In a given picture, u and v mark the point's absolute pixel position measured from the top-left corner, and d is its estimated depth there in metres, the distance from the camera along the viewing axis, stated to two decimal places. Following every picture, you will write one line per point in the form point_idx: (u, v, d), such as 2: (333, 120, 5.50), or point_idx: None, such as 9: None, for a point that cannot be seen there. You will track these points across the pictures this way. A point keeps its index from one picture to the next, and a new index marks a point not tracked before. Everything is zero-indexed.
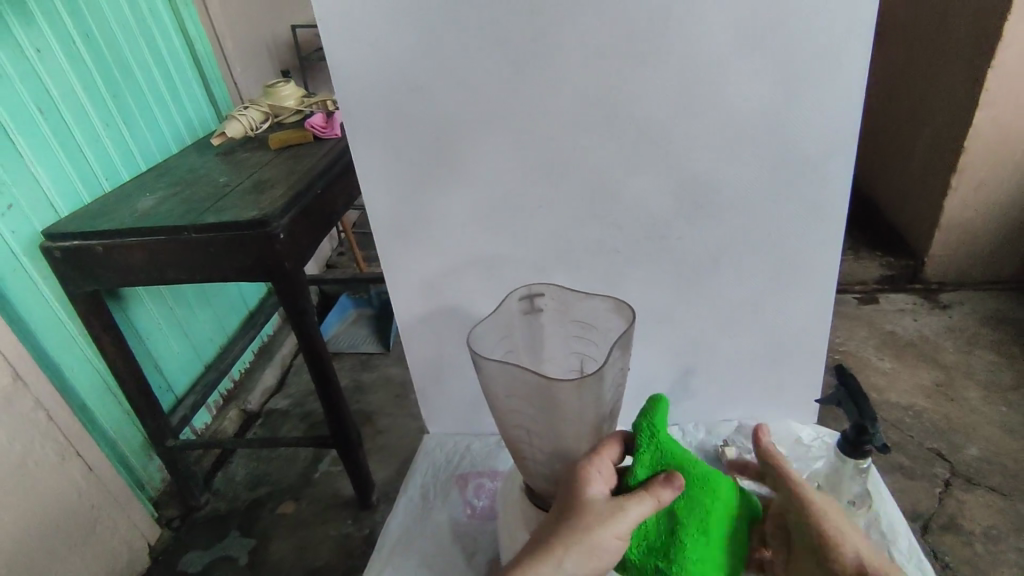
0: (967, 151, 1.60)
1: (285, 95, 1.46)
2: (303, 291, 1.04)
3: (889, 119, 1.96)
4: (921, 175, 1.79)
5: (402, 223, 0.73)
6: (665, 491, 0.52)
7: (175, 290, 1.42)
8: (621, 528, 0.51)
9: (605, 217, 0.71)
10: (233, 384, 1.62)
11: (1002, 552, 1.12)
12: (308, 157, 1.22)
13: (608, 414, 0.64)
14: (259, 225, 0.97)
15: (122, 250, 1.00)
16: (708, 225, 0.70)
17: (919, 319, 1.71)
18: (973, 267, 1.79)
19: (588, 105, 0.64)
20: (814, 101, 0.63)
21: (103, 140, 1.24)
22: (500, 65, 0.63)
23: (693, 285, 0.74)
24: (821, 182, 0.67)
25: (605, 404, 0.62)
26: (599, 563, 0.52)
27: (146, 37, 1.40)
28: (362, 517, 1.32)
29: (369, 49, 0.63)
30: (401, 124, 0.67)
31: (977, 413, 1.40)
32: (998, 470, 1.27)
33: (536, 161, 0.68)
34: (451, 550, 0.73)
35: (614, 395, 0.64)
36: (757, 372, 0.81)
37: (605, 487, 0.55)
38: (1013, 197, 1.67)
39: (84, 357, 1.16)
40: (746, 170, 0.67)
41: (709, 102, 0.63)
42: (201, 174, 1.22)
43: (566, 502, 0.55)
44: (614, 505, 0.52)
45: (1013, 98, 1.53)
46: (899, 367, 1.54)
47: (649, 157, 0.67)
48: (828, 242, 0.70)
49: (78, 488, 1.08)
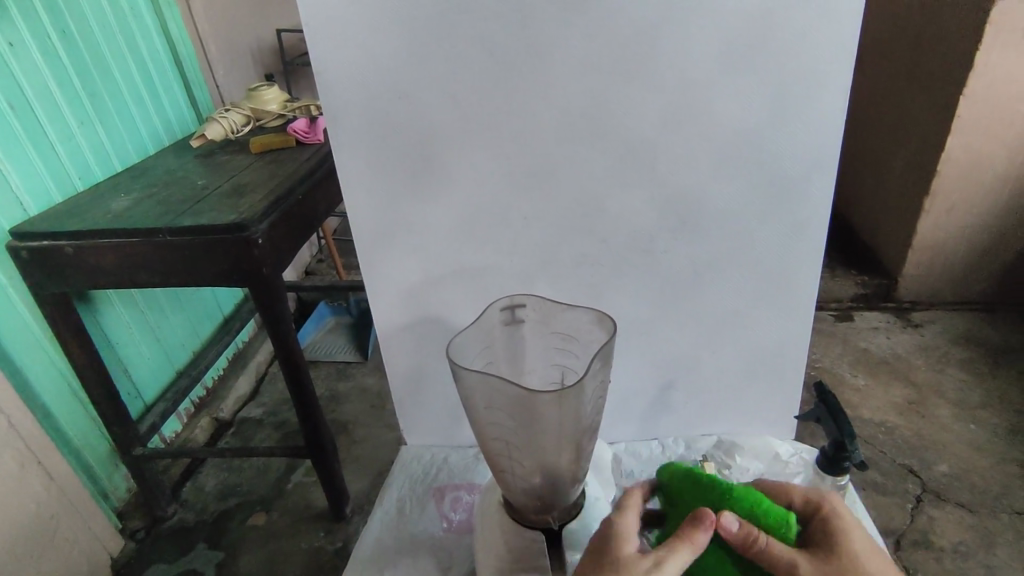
0: (940, 175, 1.65)
1: (267, 99, 1.44)
2: (281, 297, 1.01)
3: (865, 141, 2.01)
4: (895, 197, 1.84)
5: (385, 231, 0.72)
6: (699, 533, 0.49)
7: (146, 293, 1.38)
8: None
9: (591, 230, 0.70)
10: (205, 391, 1.58)
11: (971, 568, 1.14)
12: (290, 162, 1.20)
13: (590, 427, 0.63)
14: (238, 229, 0.95)
15: (93, 252, 0.97)
16: (691, 239, 0.71)
17: (892, 336, 1.74)
18: (943, 287, 1.83)
19: (576, 118, 0.64)
20: (797, 122, 0.64)
21: (78, 139, 1.21)
22: (489, 76, 0.63)
23: (676, 298, 0.74)
24: (802, 201, 0.68)
25: (587, 417, 0.61)
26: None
27: (126, 36, 1.38)
28: (334, 529, 1.29)
29: (357, 55, 0.63)
30: (387, 132, 0.66)
31: (947, 430, 1.42)
32: (967, 486, 1.29)
33: (522, 173, 0.67)
34: (426, 565, 0.72)
35: (596, 408, 0.63)
36: (738, 387, 0.81)
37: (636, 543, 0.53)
38: (982, 220, 1.72)
39: (50, 362, 1.13)
40: (730, 187, 0.67)
41: (696, 120, 0.64)
42: (178, 175, 1.19)
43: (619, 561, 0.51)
44: (653, 557, 0.48)
45: (984, 125, 1.58)
46: (873, 385, 1.57)
47: (635, 171, 0.67)
48: (808, 260, 0.72)
49: (38, 498, 1.04)
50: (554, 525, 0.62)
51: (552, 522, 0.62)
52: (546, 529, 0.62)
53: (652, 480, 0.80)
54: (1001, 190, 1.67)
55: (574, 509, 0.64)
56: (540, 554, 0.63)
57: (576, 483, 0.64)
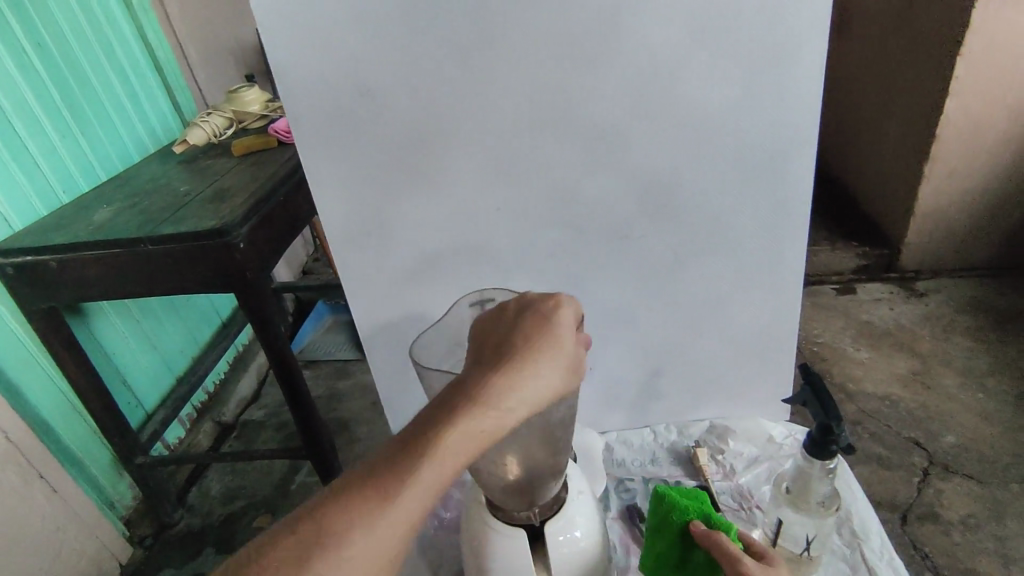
0: (939, 140, 1.61)
1: (248, 100, 1.43)
2: (268, 301, 1.01)
3: (861, 109, 1.97)
4: (894, 165, 1.80)
5: (357, 231, 0.70)
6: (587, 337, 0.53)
7: (141, 303, 1.38)
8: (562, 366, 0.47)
9: (566, 220, 0.69)
10: (207, 396, 1.59)
11: (981, 540, 1.13)
12: (270, 164, 1.19)
13: (566, 421, 0.58)
14: (218, 235, 0.94)
15: (77, 265, 0.97)
16: (670, 223, 0.69)
17: (895, 307, 1.71)
18: (947, 255, 1.80)
19: (545, 107, 0.63)
20: (770, 100, 0.62)
21: (59, 151, 1.21)
22: (451, 69, 0.61)
23: (659, 284, 0.73)
24: (782, 178, 0.66)
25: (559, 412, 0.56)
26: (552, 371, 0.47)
27: (103, 43, 1.36)
28: None
29: (314, 54, 0.60)
30: (352, 132, 0.64)
31: (953, 400, 1.40)
32: (975, 457, 1.27)
33: (494, 164, 0.66)
34: (418, 565, 0.72)
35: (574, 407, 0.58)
36: (728, 372, 0.79)
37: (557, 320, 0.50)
38: (983, 184, 1.68)
39: (47, 377, 1.13)
40: (707, 169, 0.66)
41: (668, 104, 0.62)
42: (161, 182, 1.19)
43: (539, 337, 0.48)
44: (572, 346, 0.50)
45: (980, 87, 1.54)
46: (876, 357, 1.54)
47: (606, 158, 0.65)
48: (792, 239, 0.70)
49: (42, 511, 1.05)
50: (538, 522, 0.60)
51: (535, 519, 0.60)
52: (529, 526, 0.60)
53: (644, 469, 0.81)
54: (1001, 152, 1.63)
55: (555, 505, 0.61)
56: (522, 554, 0.58)
57: (553, 478, 0.61)
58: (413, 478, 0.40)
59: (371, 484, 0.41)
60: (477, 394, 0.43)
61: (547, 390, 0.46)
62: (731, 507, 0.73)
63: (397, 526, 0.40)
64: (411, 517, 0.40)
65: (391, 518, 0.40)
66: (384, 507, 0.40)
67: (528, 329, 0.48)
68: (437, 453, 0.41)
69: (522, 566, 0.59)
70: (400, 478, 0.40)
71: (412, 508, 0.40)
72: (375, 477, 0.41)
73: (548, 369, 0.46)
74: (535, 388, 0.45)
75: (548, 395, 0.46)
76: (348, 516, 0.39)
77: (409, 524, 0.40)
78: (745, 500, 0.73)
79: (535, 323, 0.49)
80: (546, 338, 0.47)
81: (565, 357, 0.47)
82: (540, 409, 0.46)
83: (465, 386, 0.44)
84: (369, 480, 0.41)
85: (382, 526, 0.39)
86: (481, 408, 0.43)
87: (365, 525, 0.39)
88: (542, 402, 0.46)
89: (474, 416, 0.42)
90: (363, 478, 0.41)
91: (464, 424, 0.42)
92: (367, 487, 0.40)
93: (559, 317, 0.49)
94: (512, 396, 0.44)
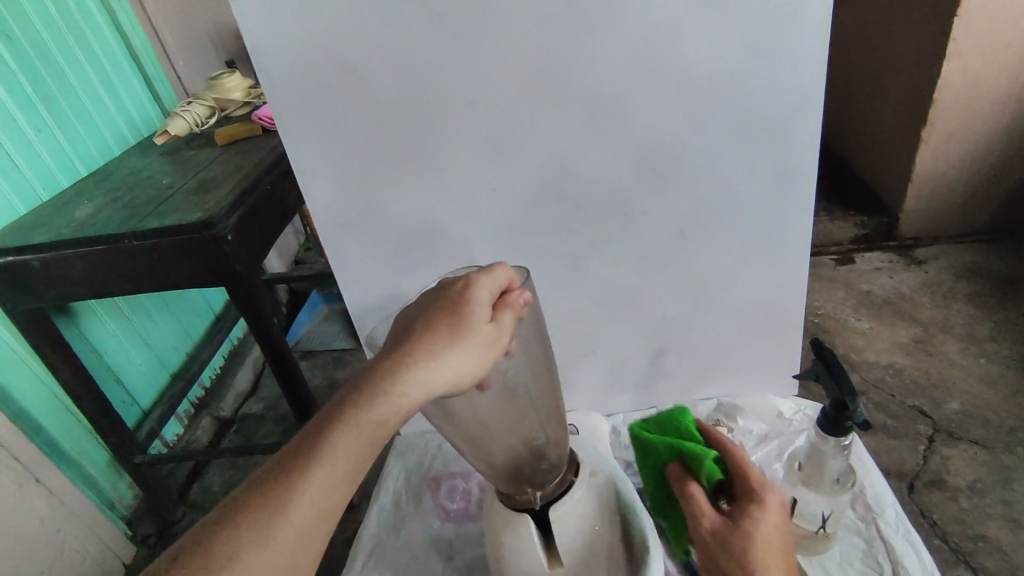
0: (936, 103, 1.59)
1: (230, 87, 1.39)
2: (260, 293, 0.98)
3: (856, 75, 1.94)
4: (891, 132, 1.78)
5: (348, 218, 0.68)
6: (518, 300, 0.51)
7: (131, 299, 1.35)
8: (475, 344, 0.46)
9: (564, 198, 0.66)
10: (203, 392, 1.57)
11: (989, 506, 1.12)
12: (256, 152, 1.16)
13: (529, 391, 0.58)
14: (205, 227, 0.92)
15: (59, 264, 0.94)
16: (673, 197, 0.66)
17: (895, 276, 1.70)
18: (946, 220, 1.78)
19: (541, 80, 0.60)
20: (775, 64, 0.59)
21: (35, 146, 1.16)
22: (441, 43, 0.58)
23: (662, 260, 0.71)
24: (787, 146, 0.64)
25: (507, 379, 0.56)
26: (460, 354, 0.46)
27: (74, 32, 1.31)
28: (343, 518, 1.26)
29: (295, 31, 0.57)
30: (339, 114, 0.61)
31: (955, 366, 1.40)
32: (980, 422, 1.27)
33: (488, 142, 0.63)
34: (427, 559, 0.70)
35: (533, 375, 0.58)
36: (734, 349, 0.78)
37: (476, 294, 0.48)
38: (981, 147, 1.66)
39: (37, 378, 1.11)
40: (711, 139, 0.63)
41: (669, 71, 0.59)
42: (143, 176, 1.15)
43: (448, 318, 0.47)
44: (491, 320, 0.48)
45: (978, 47, 1.51)
46: (878, 327, 1.53)
47: (603, 129, 0.62)
48: (799, 210, 0.67)
49: (40, 514, 1.04)
50: (539, 505, 0.59)
51: (537, 501, 0.59)
52: (533, 511, 0.59)
53: None
54: (999, 114, 1.61)
55: (563, 487, 0.60)
56: (528, 538, 0.58)
57: (545, 456, 0.60)
58: (307, 474, 0.41)
59: (267, 493, 0.41)
60: (368, 387, 0.43)
61: (451, 373, 0.45)
62: None
63: (298, 528, 0.40)
64: (315, 516, 0.41)
65: (291, 521, 0.40)
66: (283, 511, 0.40)
67: (437, 313, 0.47)
68: (329, 447, 0.42)
69: (533, 551, 0.59)
70: (295, 481, 0.41)
71: (312, 508, 0.41)
72: (272, 484, 0.41)
73: (454, 352, 0.45)
74: (439, 373, 0.45)
75: (459, 377, 0.46)
76: (247, 524, 0.40)
77: (316, 523, 0.41)
78: None
79: (438, 304, 0.48)
80: (454, 320, 0.46)
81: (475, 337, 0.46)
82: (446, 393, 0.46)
83: (361, 378, 0.45)
84: (266, 485, 0.41)
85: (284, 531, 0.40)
86: (374, 399, 0.43)
87: (269, 533, 0.40)
88: (451, 383, 0.45)
89: (366, 408, 0.43)
90: (263, 483, 0.41)
91: (356, 415, 0.43)
92: (264, 495, 0.41)
93: (466, 295, 0.48)
94: (408, 382, 0.44)
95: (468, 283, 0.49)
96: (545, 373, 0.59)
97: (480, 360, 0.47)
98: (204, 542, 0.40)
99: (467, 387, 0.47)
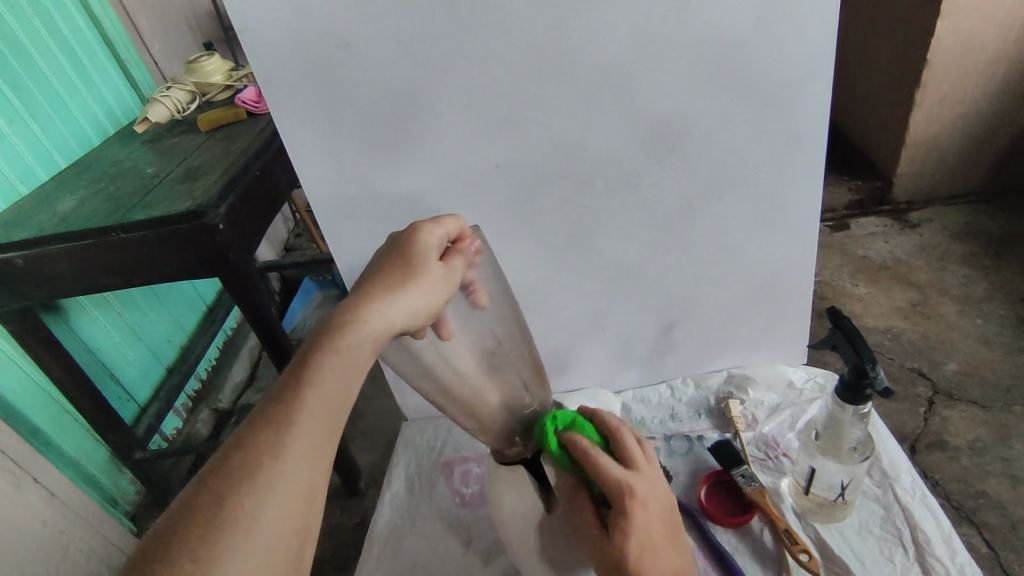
0: (929, 65, 1.57)
1: (211, 70, 1.35)
2: (255, 281, 0.95)
3: (846, 38, 1.91)
4: (883, 96, 1.77)
5: (348, 202, 0.65)
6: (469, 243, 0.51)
7: (121, 294, 1.32)
8: (429, 282, 0.46)
9: (573, 175, 0.65)
10: (200, 384, 1.55)
11: (990, 464, 1.14)
12: (242, 136, 1.12)
13: (505, 342, 0.58)
14: (196, 217, 0.89)
15: (46, 260, 0.91)
16: (682, 168, 0.65)
17: (890, 240, 1.70)
18: (939, 182, 1.78)
19: (542, 55, 0.57)
20: (785, 28, 0.57)
21: (11, 139, 1.12)
22: (440, 16, 0.55)
23: (671, 233, 0.69)
24: (795, 112, 0.62)
25: (481, 331, 0.56)
26: (415, 292, 0.45)
27: (44, 16, 1.26)
28: (350, 505, 1.24)
29: (285, 11, 0.55)
30: (335, 96, 0.59)
31: (953, 328, 1.41)
32: (977, 382, 1.28)
33: (491, 120, 0.61)
34: (445, 543, 0.70)
35: (510, 335, 0.58)
36: (744, 321, 0.77)
37: (430, 237, 0.48)
38: (974, 107, 1.65)
39: (30, 380, 1.09)
40: (718, 104, 0.61)
41: (677, 40, 0.57)
42: (126, 166, 1.11)
43: (397, 260, 0.46)
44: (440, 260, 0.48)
45: (971, 6, 1.49)
46: (875, 292, 1.54)
47: (611, 100, 0.60)
48: (810, 178, 0.66)
49: (42, 517, 1.02)
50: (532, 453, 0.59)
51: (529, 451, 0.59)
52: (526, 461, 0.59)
53: (664, 425, 0.79)
54: (991, 73, 1.60)
55: None
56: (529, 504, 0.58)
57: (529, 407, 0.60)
58: (288, 436, 0.39)
59: (250, 459, 0.38)
60: (333, 323, 0.43)
61: (408, 305, 0.44)
62: (758, 457, 0.73)
63: (285, 491, 0.38)
64: (299, 502, 0.39)
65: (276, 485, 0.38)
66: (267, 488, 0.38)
67: (390, 257, 0.47)
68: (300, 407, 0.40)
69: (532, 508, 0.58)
70: (278, 441, 0.39)
71: (297, 485, 0.39)
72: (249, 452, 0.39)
73: (404, 289, 0.45)
74: (393, 310, 0.44)
75: (415, 313, 0.45)
76: (226, 511, 0.37)
77: (300, 509, 0.39)
78: (771, 448, 0.73)
79: (389, 250, 0.48)
80: (405, 261, 0.46)
81: (427, 275, 0.46)
82: (410, 326, 0.45)
83: (325, 321, 0.44)
84: (243, 458, 0.39)
85: (271, 512, 0.37)
86: (337, 332, 0.42)
87: (256, 508, 0.37)
88: (409, 320, 0.45)
89: (330, 346, 0.42)
90: (241, 453, 0.39)
91: (329, 350, 0.42)
92: (248, 466, 0.38)
93: (415, 235, 0.48)
94: (366, 318, 0.43)
95: (417, 229, 0.49)
96: (520, 326, 0.59)
97: (437, 291, 0.46)
98: (185, 521, 0.36)
99: (426, 326, 0.47)
